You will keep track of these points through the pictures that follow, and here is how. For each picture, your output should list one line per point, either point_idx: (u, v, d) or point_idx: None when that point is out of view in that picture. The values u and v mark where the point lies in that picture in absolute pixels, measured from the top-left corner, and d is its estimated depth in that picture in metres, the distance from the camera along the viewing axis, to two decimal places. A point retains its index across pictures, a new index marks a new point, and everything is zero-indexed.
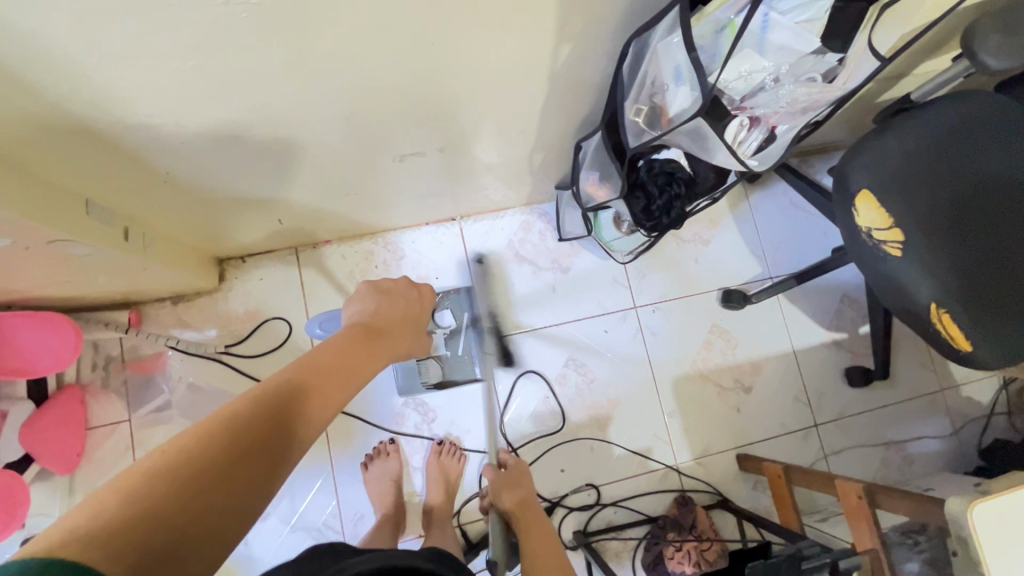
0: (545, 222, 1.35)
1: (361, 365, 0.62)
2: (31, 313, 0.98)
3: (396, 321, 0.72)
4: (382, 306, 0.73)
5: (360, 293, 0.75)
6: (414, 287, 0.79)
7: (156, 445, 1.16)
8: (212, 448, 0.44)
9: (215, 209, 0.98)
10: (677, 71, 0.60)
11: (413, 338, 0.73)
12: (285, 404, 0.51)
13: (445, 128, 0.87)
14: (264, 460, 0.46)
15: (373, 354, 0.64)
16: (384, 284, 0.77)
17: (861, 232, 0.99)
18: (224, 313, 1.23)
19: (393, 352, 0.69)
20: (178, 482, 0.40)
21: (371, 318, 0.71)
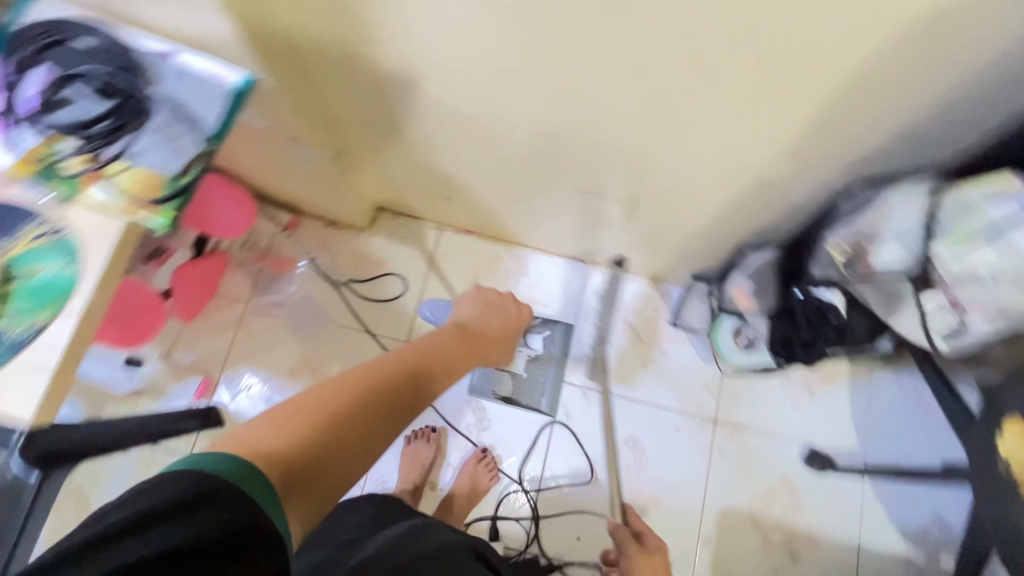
0: (665, 302, 1.36)
1: (452, 366, 0.73)
2: (230, 185, 1.12)
3: (490, 329, 0.82)
4: (486, 315, 0.83)
5: (465, 297, 0.86)
6: (514, 305, 0.87)
7: (256, 332, 1.28)
8: (337, 404, 0.55)
9: (407, 169, 1.09)
10: (900, 228, 0.68)
11: (497, 349, 0.83)
12: (398, 381, 0.62)
13: (636, 183, 0.92)
14: (374, 423, 0.57)
15: (458, 358, 0.74)
16: (489, 294, 0.85)
17: (998, 460, 0.92)
18: (359, 252, 1.34)
19: (479, 357, 0.78)
20: (315, 423, 0.52)
21: (474, 323, 0.82)
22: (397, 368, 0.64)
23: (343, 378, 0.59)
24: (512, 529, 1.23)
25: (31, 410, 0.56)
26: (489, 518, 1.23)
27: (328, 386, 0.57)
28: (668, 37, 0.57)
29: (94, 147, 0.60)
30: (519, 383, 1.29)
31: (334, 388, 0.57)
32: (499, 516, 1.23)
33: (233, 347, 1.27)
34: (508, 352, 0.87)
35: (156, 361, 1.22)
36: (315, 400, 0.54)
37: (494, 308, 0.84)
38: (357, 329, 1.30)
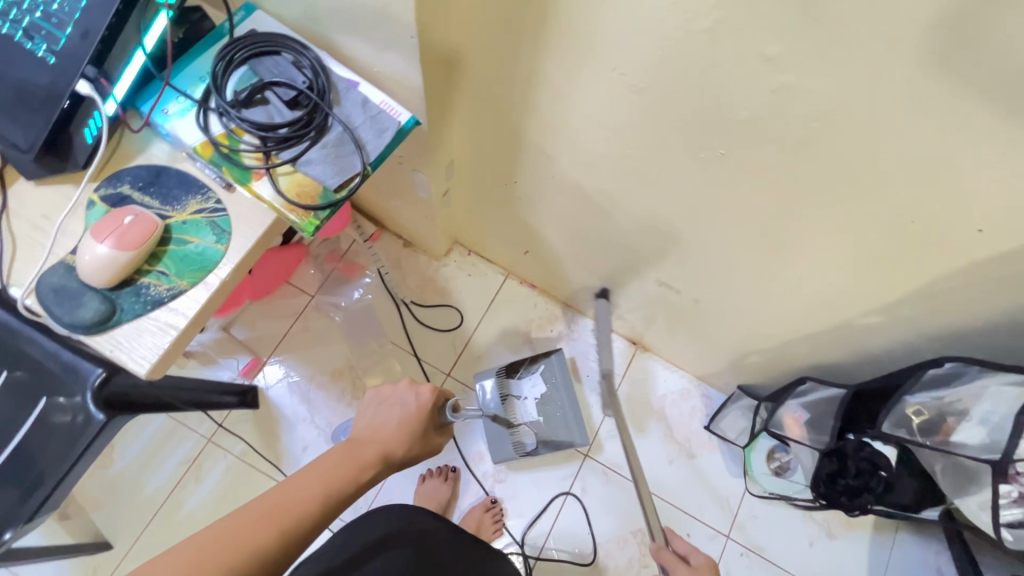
0: (703, 403, 1.37)
1: (349, 473, 0.68)
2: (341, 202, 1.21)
3: (389, 433, 0.76)
4: (384, 417, 0.77)
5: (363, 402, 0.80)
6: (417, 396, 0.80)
7: (311, 327, 1.33)
8: (236, 537, 0.59)
9: (500, 218, 1.15)
10: (988, 415, 0.64)
11: (404, 451, 0.75)
12: (298, 498, 0.64)
13: (718, 290, 0.96)
14: (276, 553, 0.60)
15: (370, 451, 0.72)
16: (388, 394, 0.80)
17: None
18: (426, 277, 1.40)
19: (382, 460, 0.72)
20: (205, 554, 0.57)
21: (375, 428, 0.76)
22: (310, 480, 0.66)
23: (251, 505, 0.63)
24: None
25: (152, 362, 0.60)
26: None
27: (236, 515, 0.61)
28: (804, 181, 0.62)
29: (270, 148, 0.65)
30: (540, 428, 1.29)
31: (240, 516, 0.61)
32: None
33: (288, 335, 1.31)
34: (430, 445, 0.80)
35: (213, 329, 1.24)
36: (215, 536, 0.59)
37: (393, 410, 0.78)
38: (406, 349, 1.34)
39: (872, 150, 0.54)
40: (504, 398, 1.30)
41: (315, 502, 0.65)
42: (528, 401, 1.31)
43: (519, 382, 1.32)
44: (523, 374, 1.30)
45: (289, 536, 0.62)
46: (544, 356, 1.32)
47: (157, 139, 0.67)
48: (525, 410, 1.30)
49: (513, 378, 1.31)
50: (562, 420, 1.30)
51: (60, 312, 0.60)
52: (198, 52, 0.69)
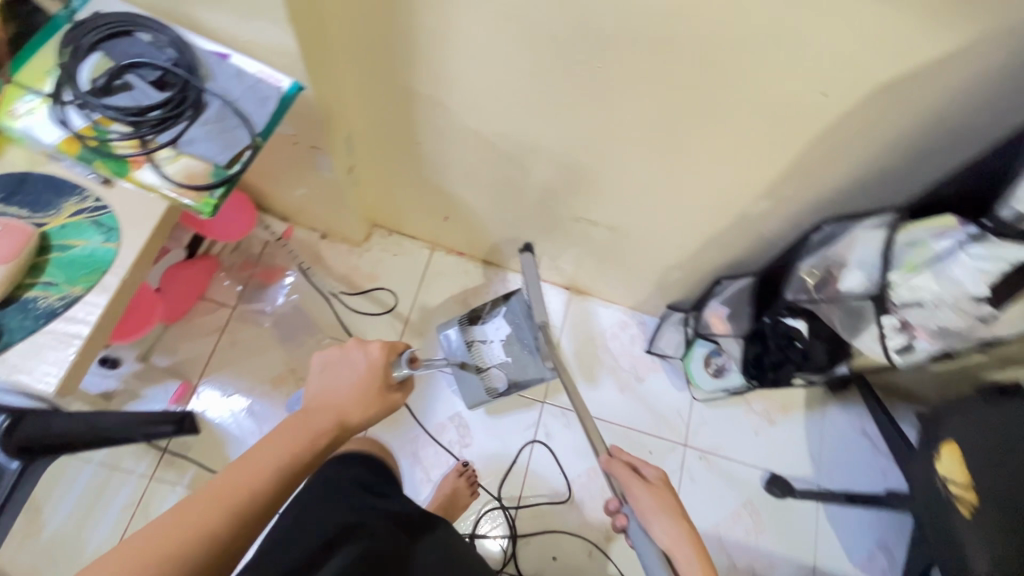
0: (641, 330, 1.45)
1: (307, 445, 0.67)
2: (242, 199, 1.17)
3: (342, 398, 0.74)
4: (339, 380, 0.75)
5: (314, 367, 0.77)
6: (369, 353, 0.78)
7: (239, 338, 1.26)
8: (191, 523, 0.58)
9: (412, 187, 1.15)
10: (864, 258, 0.74)
11: (363, 412, 0.74)
12: (257, 483, 0.62)
13: (629, 212, 1.01)
14: (236, 534, 0.60)
15: (325, 420, 0.71)
16: (340, 357, 0.77)
17: (937, 478, 1.05)
18: (352, 265, 1.37)
19: (337, 427, 0.71)
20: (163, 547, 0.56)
21: (329, 395, 0.74)
22: (266, 459, 0.64)
23: (204, 489, 0.61)
24: (490, 547, 1.25)
25: (57, 380, 0.55)
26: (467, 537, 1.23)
27: (179, 507, 0.59)
28: (675, 82, 0.67)
29: (145, 134, 0.62)
30: (508, 369, 1.26)
31: (185, 506, 0.59)
32: (477, 534, 1.25)
33: (215, 352, 1.24)
34: (392, 403, 0.78)
35: (131, 362, 1.19)
36: (164, 529, 0.57)
37: (348, 371, 0.76)
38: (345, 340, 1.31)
39: (724, 37, 0.59)
40: (469, 343, 1.27)
41: (272, 478, 0.63)
42: (495, 343, 1.27)
43: (483, 327, 1.28)
44: (485, 318, 1.27)
45: (249, 515, 0.61)
46: (505, 297, 1.28)
47: (10, 145, 0.62)
48: (491, 354, 1.26)
49: (478, 322, 1.27)
50: (530, 358, 1.25)
51: None
52: (35, 44, 0.63)
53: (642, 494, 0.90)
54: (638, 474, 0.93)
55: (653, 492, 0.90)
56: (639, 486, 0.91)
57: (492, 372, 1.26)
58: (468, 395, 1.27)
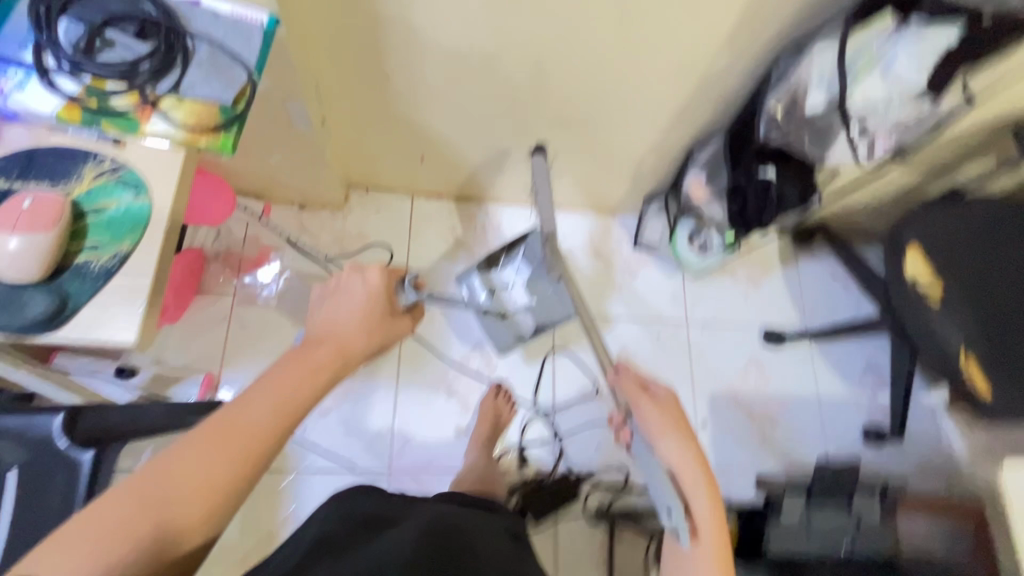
0: (624, 230, 1.54)
1: (309, 378, 0.63)
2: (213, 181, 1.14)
3: (342, 327, 0.73)
4: (338, 311, 0.75)
5: (312, 302, 0.77)
6: (366, 280, 0.78)
7: (248, 322, 1.26)
8: (193, 465, 0.54)
9: (385, 130, 1.16)
10: (820, 77, 0.82)
11: (366, 340, 0.72)
12: (259, 421, 0.58)
13: (599, 104, 1.07)
14: (240, 474, 0.55)
15: (329, 349, 0.68)
16: (339, 287, 0.78)
17: (908, 281, 1.17)
18: (339, 229, 1.37)
19: (340, 356, 0.68)
20: (161, 493, 0.52)
21: (329, 324, 0.73)
22: (268, 393, 0.60)
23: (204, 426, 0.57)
24: (539, 453, 1.31)
25: (136, 328, 0.57)
26: (516, 449, 1.30)
27: (184, 449, 0.55)
28: None
29: (143, 86, 0.62)
30: (536, 310, 1.21)
31: (190, 447, 0.55)
32: (524, 444, 1.31)
33: (228, 341, 1.24)
34: (393, 329, 0.79)
35: (148, 368, 1.19)
36: (166, 473, 0.53)
37: (347, 302, 0.76)
38: None
39: None
40: (488, 293, 1.19)
41: (272, 415, 0.59)
42: (518, 287, 1.17)
43: (501, 273, 1.16)
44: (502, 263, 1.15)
45: (253, 451, 0.57)
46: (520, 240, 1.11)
47: (8, 125, 0.61)
48: (513, 300, 1.18)
49: (493, 271, 1.16)
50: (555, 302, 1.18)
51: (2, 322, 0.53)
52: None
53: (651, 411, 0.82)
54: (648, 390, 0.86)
55: (659, 407, 0.82)
56: (646, 400, 0.83)
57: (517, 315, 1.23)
58: (497, 333, 1.29)
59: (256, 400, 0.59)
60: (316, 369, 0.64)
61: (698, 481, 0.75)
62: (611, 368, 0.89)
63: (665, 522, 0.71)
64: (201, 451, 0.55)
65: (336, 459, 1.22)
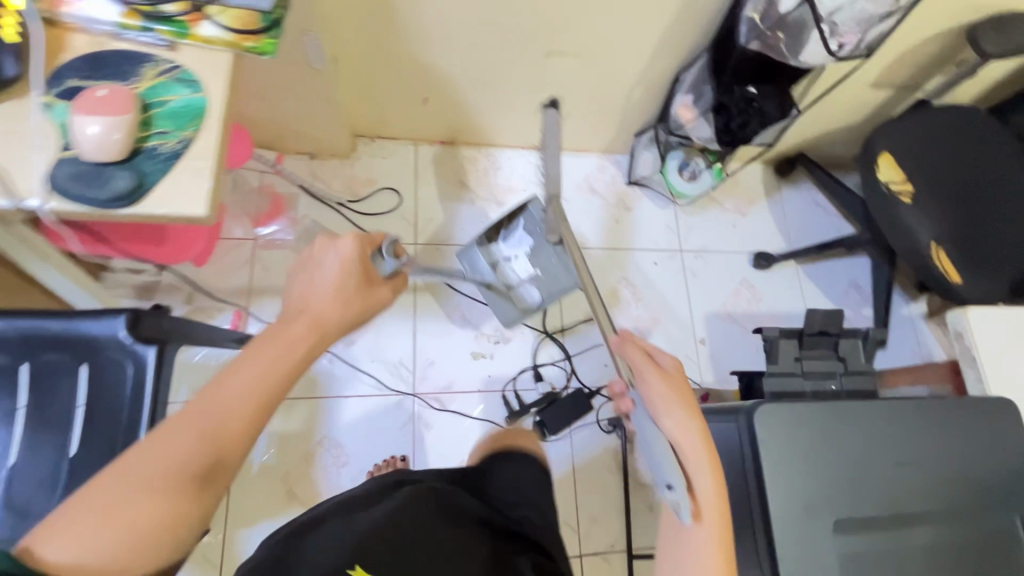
0: (618, 168, 1.63)
1: (282, 354, 0.64)
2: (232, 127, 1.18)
3: (316, 302, 0.71)
4: (314, 291, 0.71)
5: (288, 279, 0.74)
6: (343, 246, 0.75)
7: (271, 264, 1.34)
8: (169, 450, 0.56)
9: (392, 71, 1.23)
10: None
11: (340, 312, 0.72)
12: (241, 399, 0.60)
13: (590, 32, 1.16)
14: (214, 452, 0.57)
15: (303, 325, 0.68)
16: (314, 258, 0.74)
17: (881, 186, 1.26)
18: (349, 176, 1.44)
19: (313, 329, 0.68)
20: (143, 479, 0.54)
21: (302, 300, 0.71)
22: (241, 371, 0.62)
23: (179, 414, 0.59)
24: (552, 372, 1.40)
25: (204, 200, 0.63)
26: (530, 368, 1.38)
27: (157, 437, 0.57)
28: None
29: None
30: (540, 282, 1.23)
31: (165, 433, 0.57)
32: (539, 364, 1.39)
33: (253, 282, 1.31)
34: (372, 298, 0.76)
35: (181, 309, 1.26)
36: (139, 457, 0.55)
37: (322, 272, 0.73)
38: None
39: None
40: (491, 264, 1.25)
41: (247, 401, 0.61)
42: (521, 258, 1.24)
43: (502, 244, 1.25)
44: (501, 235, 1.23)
45: (229, 442, 0.58)
46: (520, 209, 1.20)
47: (71, 33, 0.67)
48: (516, 272, 1.24)
49: (496, 241, 1.24)
50: (559, 274, 1.21)
51: (89, 196, 0.60)
52: None
53: (654, 381, 0.76)
54: (653, 360, 0.79)
55: (665, 378, 0.77)
56: (652, 372, 0.77)
57: (522, 288, 1.26)
58: (501, 307, 1.31)
59: (232, 385, 0.61)
60: (289, 350, 0.65)
61: (702, 459, 0.72)
62: (616, 335, 0.80)
63: (667, 495, 0.68)
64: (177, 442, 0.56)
65: (364, 385, 1.30)
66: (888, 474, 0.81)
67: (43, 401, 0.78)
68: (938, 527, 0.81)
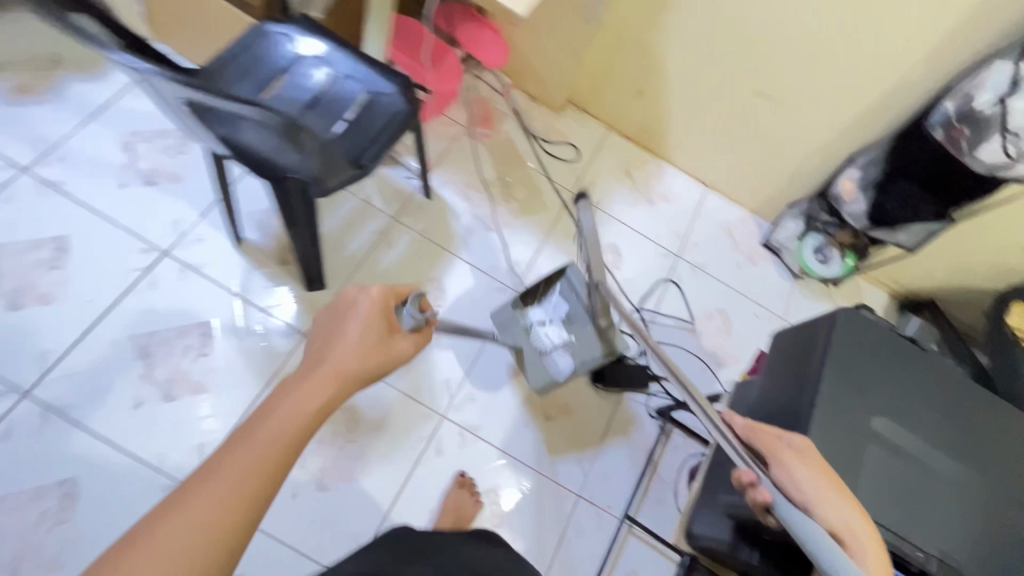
0: (757, 228, 1.79)
1: (314, 401, 0.57)
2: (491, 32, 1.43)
3: (351, 350, 0.65)
4: (350, 334, 0.67)
5: (315, 321, 0.71)
6: (369, 298, 0.73)
7: (464, 147, 1.64)
8: (206, 510, 0.45)
9: (631, 56, 1.55)
10: (996, 86, 1.12)
11: (366, 359, 0.66)
12: (277, 448, 0.51)
13: (800, 87, 1.40)
14: (251, 506, 0.47)
15: (322, 380, 0.60)
16: (337, 311, 0.71)
17: (1006, 326, 1.34)
18: (549, 121, 1.74)
19: (343, 376, 0.62)
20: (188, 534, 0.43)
21: (332, 343, 0.66)
22: (275, 421, 0.53)
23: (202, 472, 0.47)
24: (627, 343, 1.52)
25: None
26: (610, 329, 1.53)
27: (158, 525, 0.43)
28: None
29: None
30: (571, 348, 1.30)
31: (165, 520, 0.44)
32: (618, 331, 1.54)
33: (445, 151, 1.61)
34: (396, 348, 0.71)
35: None
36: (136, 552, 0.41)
37: (346, 332, 0.68)
38: (537, 171, 1.67)
39: None
40: (526, 327, 1.34)
41: (275, 451, 0.50)
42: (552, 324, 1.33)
43: (539, 308, 1.35)
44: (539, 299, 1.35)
45: (259, 496, 0.47)
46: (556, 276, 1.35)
47: None
48: (548, 339, 1.31)
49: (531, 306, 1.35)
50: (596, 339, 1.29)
51: None
52: None
53: (795, 462, 0.79)
54: (783, 442, 0.85)
55: (802, 458, 0.80)
56: (787, 452, 0.82)
57: (553, 353, 1.31)
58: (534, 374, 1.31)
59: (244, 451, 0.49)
60: (304, 405, 0.56)
61: (844, 506, 0.72)
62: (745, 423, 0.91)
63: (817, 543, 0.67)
64: (192, 512, 0.44)
65: (479, 264, 1.51)
66: (924, 410, 0.97)
67: (322, 103, 1.06)
68: (959, 466, 0.94)
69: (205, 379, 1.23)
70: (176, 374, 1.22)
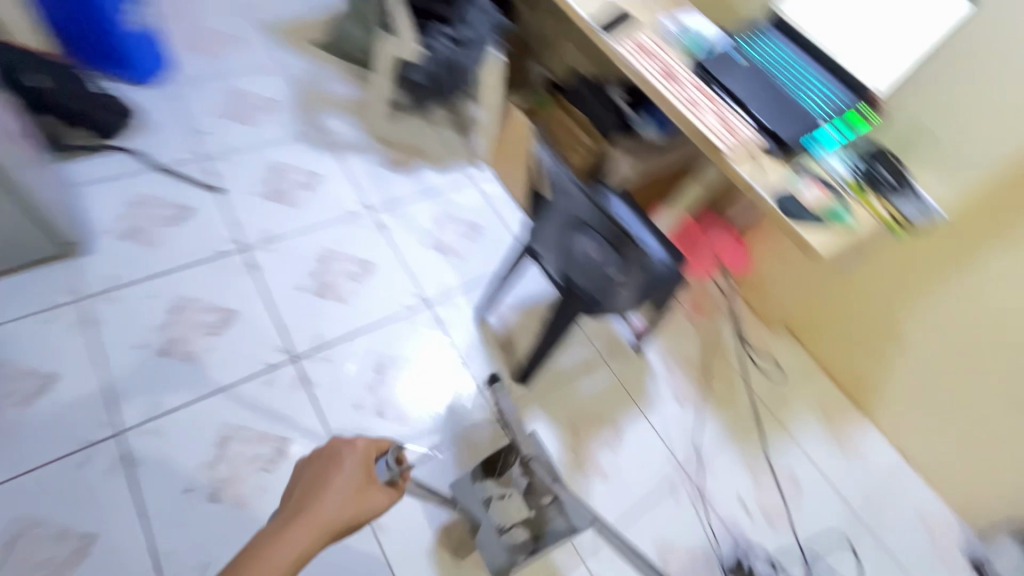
0: (965, 537, 1.55)
1: (292, 546, 0.77)
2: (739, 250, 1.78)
3: (325, 507, 0.83)
4: (328, 490, 0.85)
5: (301, 469, 0.89)
6: (355, 450, 0.90)
7: (679, 324, 1.78)
8: None
9: (870, 318, 1.59)
10: None
11: (339, 510, 0.83)
12: None
13: None
14: None
15: (308, 529, 0.79)
16: (333, 458, 0.89)
17: None
18: (762, 335, 1.82)
19: (316, 530, 0.80)
20: None
21: (310, 495, 0.84)
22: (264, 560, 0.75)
23: None
24: None
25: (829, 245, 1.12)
26: (766, 562, 1.43)
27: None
28: None
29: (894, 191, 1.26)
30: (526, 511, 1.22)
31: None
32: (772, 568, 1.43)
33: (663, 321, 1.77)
34: (369, 500, 0.86)
35: None
36: None
37: (340, 479, 0.87)
38: (737, 372, 1.73)
39: None
40: (484, 498, 1.27)
41: None
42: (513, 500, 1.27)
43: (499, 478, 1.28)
44: (500, 468, 1.28)
45: None
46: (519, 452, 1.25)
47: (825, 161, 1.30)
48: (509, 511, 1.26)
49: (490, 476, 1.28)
50: (533, 515, 1.25)
51: (785, 203, 1.20)
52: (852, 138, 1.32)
53: None
54: None
55: None
56: None
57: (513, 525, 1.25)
58: (490, 553, 1.25)
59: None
60: (285, 554, 0.76)
61: None
62: None
63: None
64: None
65: (658, 431, 1.56)
66: None
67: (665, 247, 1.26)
68: None
69: (410, 412, 1.42)
70: (392, 397, 1.43)
